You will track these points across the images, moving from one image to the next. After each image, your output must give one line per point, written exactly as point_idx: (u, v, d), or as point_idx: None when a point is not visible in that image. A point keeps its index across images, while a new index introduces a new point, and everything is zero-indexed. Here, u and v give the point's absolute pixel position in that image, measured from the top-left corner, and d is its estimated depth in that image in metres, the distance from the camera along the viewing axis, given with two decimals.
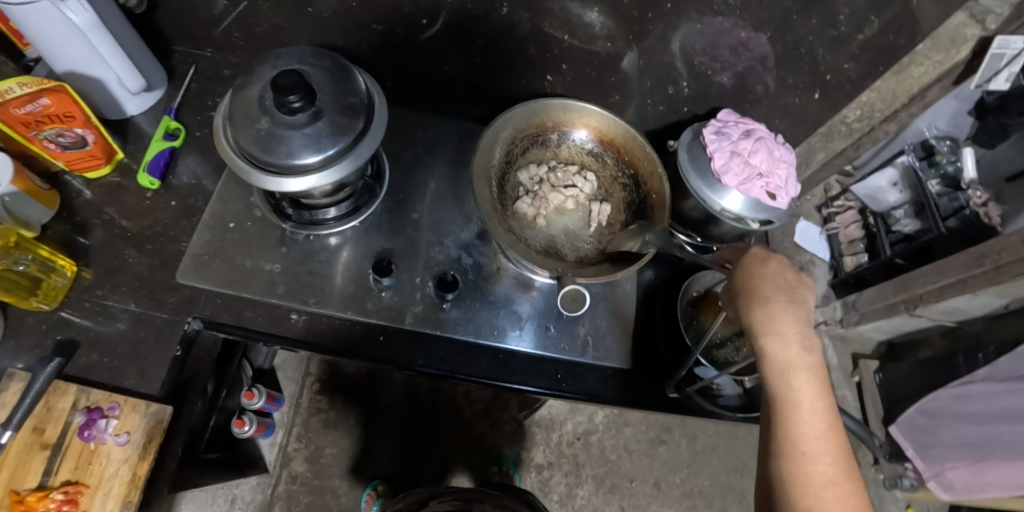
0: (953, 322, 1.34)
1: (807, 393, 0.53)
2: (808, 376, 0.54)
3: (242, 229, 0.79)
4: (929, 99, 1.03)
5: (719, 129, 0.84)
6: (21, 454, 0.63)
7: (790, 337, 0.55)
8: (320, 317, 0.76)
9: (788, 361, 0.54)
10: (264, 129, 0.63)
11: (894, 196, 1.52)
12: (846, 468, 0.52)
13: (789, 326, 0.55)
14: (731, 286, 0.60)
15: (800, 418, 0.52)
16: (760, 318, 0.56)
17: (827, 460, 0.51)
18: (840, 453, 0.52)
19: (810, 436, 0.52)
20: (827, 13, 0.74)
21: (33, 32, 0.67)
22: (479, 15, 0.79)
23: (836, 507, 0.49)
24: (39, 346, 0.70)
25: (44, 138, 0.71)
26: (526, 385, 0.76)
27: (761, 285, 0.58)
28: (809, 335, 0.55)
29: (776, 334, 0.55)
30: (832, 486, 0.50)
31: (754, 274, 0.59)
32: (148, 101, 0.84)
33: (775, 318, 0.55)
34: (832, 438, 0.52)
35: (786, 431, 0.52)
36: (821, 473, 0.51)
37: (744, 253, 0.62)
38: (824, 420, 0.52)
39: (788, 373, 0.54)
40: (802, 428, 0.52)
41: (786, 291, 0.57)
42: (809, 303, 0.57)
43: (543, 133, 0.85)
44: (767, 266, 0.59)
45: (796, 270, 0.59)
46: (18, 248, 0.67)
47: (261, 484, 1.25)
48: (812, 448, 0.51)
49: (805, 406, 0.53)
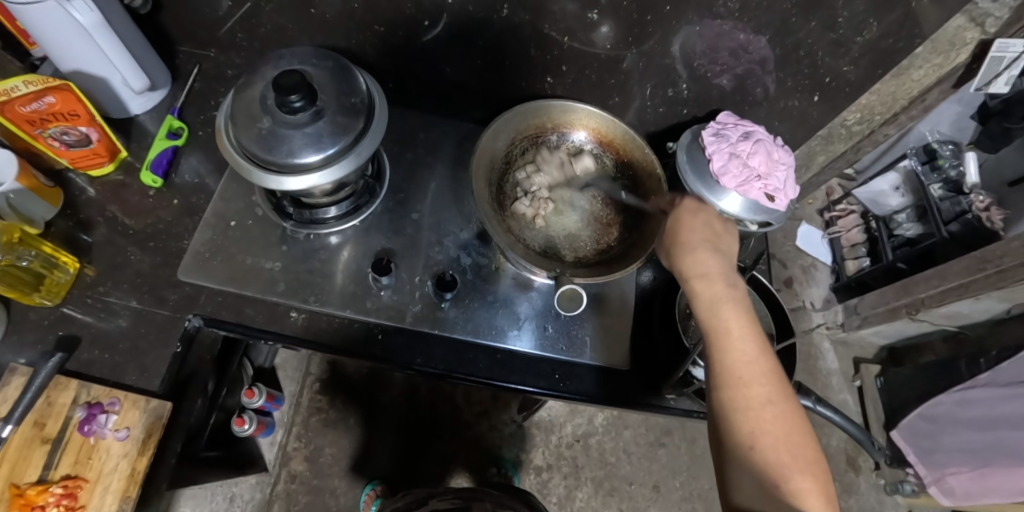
0: (955, 326, 1.34)
1: (735, 322, 0.57)
2: (735, 307, 0.58)
3: (243, 228, 0.79)
4: (930, 102, 1.03)
5: (718, 131, 0.85)
6: (22, 448, 0.63)
7: (715, 276, 0.60)
8: (320, 316, 0.77)
9: (716, 295, 0.59)
10: (266, 128, 0.64)
11: (896, 200, 1.48)
12: (782, 388, 0.54)
13: (713, 267, 0.61)
14: (664, 244, 0.67)
15: (732, 345, 0.56)
16: (688, 263, 0.62)
17: (761, 381, 0.54)
18: (774, 373, 0.55)
19: (743, 361, 0.55)
20: (826, 16, 0.74)
21: (40, 32, 0.68)
22: (480, 17, 0.80)
23: (774, 424, 0.52)
24: (41, 342, 0.70)
25: (48, 136, 0.72)
26: (524, 385, 0.76)
27: (689, 236, 0.65)
28: (732, 274, 0.61)
29: (702, 275, 0.61)
30: (766, 398, 0.53)
31: (683, 227, 0.67)
32: (152, 101, 0.85)
33: (701, 261, 0.62)
34: (764, 361, 0.55)
35: (722, 359, 0.56)
36: (757, 394, 0.53)
37: (676, 206, 0.70)
38: (754, 345, 0.56)
39: (717, 306, 0.58)
40: (734, 353, 0.56)
41: (710, 240, 0.64)
42: (731, 250, 0.64)
43: (543, 134, 0.86)
44: (695, 220, 0.67)
45: (720, 224, 0.67)
46: (22, 244, 0.68)
47: (260, 482, 1.26)
48: (747, 372, 0.54)
49: (735, 334, 0.57)
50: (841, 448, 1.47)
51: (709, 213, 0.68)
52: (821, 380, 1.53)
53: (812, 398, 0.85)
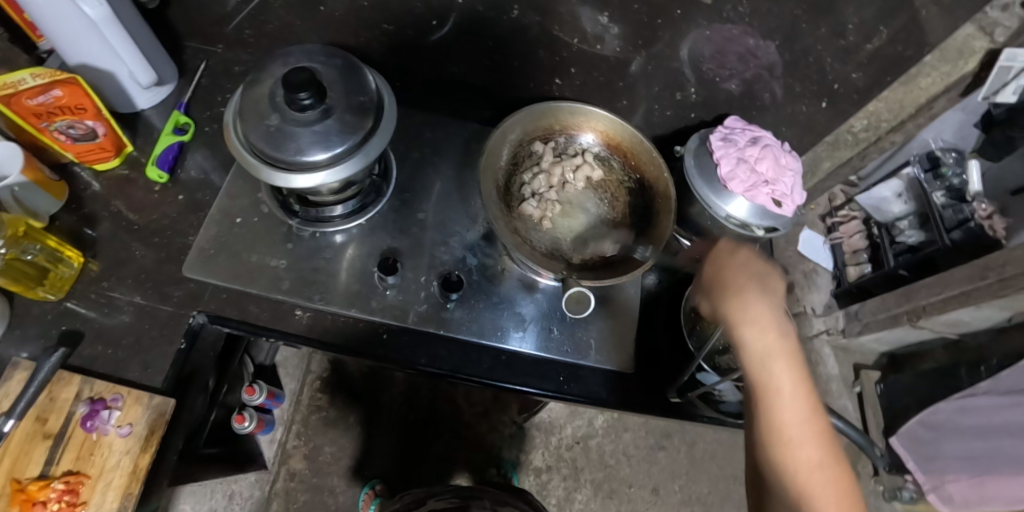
0: (955, 334, 1.34)
1: (787, 379, 0.52)
2: (786, 361, 0.53)
3: (249, 225, 0.79)
4: (935, 110, 1.04)
5: (725, 135, 0.84)
6: (23, 443, 0.63)
7: (765, 325, 0.55)
8: (324, 315, 0.77)
9: (766, 348, 0.54)
10: (274, 126, 0.64)
11: (898, 207, 1.50)
12: (833, 451, 0.51)
13: (762, 315, 0.55)
14: (705, 283, 0.60)
15: (783, 405, 0.52)
16: (733, 309, 0.56)
17: (813, 446, 0.51)
18: (824, 435, 0.52)
19: (795, 425, 0.51)
20: (835, 23, 0.74)
21: (48, 24, 0.67)
22: (490, 17, 0.80)
23: (828, 493, 0.49)
24: (44, 336, 0.70)
25: (55, 129, 0.72)
26: (528, 387, 0.76)
27: (734, 277, 0.58)
28: (783, 322, 0.55)
29: (751, 324, 0.55)
30: (819, 470, 0.50)
31: (727, 265, 0.59)
32: (159, 96, 0.85)
33: (749, 307, 0.55)
34: (814, 422, 0.52)
35: (771, 421, 0.52)
36: (808, 460, 0.50)
37: (715, 245, 0.62)
38: (806, 406, 0.52)
39: (768, 361, 0.53)
40: (786, 415, 0.51)
41: (758, 281, 0.57)
42: (780, 291, 0.57)
43: (551, 136, 0.86)
44: (740, 258, 0.59)
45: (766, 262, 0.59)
46: (27, 238, 0.68)
47: (260, 480, 1.25)
48: (799, 437, 0.51)
49: (787, 393, 0.52)
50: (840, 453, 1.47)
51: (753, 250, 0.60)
52: (821, 385, 1.53)
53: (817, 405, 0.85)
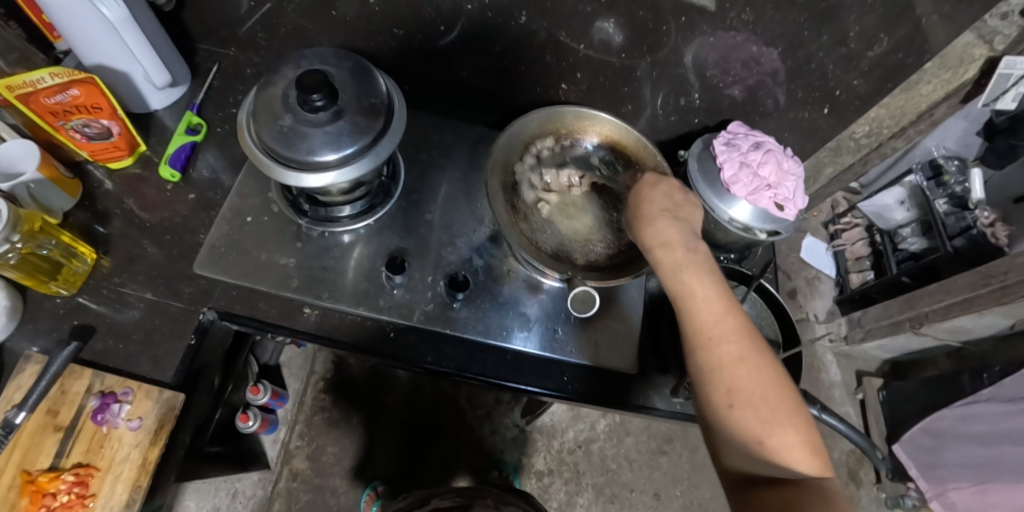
0: (959, 343, 1.35)
1: (700, 286, 0.55)
2: (697, 271, 0.56)
3: (259, 224, 0.80)
4: (937, 117, 1.05)
5: (729, 140, 0.86)
6: (35, 434, 0.64)
7: (675, 243, 0.59)
8: (332, 314, 0.78)
9: (677, 262, 0.57)
10: (287, 126, 0.65)
11: (901, 214, 1.50)
12: (754, 344, 0.53)
13: (672, 234, 0.59)
14: (627, 213, 0.65)
15: (696, 308, 0.55)
16: (647, 233, 0.60)
17: (733, 341, 0.53)
18: (744, 332, 0.53)
19: (712, 327, 0.53)
20: (837, 31, 0.75)
21: (67, 25, 0.69)
22: (498, 23, 0.81)
23: (751, 384, 0.51)
24: (56, 330, 0.71)
25: (71, 128, 0.73)
26: (531, 386, 0.77)
27: (649, 208, 0.63)
28: (693, 239, 0.59)
29: (661, 244, 0.59)
30: (739, 363, 0.51)
31: (643, 199, 0.64)
32: (172, 97, 0.86)
33: (659, 229, 0.60)
34: (733, 321, 0.54)
35: (690, 325, 0.54)
36: (731, 355, 0.52)
37: (637, 180, 0.66)
38: (721, 306, 0.54)
39: (679, 272, 0.57)
40: (701, 317, 0.54)
41: (669, 210, 0.62)
42: (693, 218, 0.62)
43: (556, 140, 0.88)
44: (655, 191, 0.64)
45: (679, 190, 0.64)
46: (42, 233, 0.69)
47: (263, 479, 1.26)
48: (718, 338, 0.53)
49: (700, 298, 0.55)
50: (843, 460, 1.47)
51: (670, 183, 0.64)
52: (823, 392, 1.54)
53: (818, 407, 0.85)
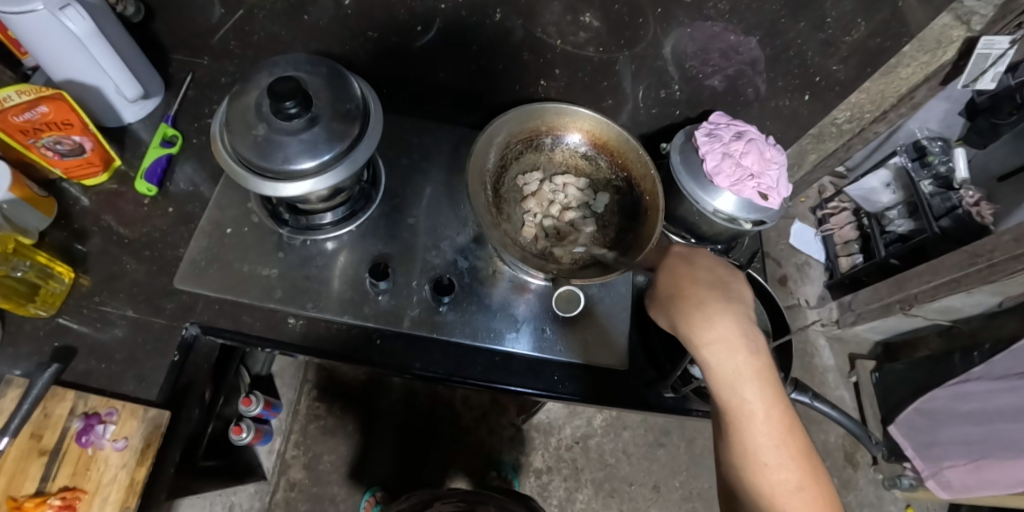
0: (949, 321, 1.35)
1: (756, 400, 0.54)
2: (756, 384, 0.54)
3: (239, 235, 0.79)
4: (918, 99, 1.04)
5: (711, 131, 0.85)
6: (18, 460, 0.62)
7: (736, 345, 0.55)
8: (317, 322, 0.77)
9: (736, 370, 0.55)
10: (261, 135, 0.64)
11: (887, 197, 1.51)
12: (808, 467, 0.53)
13: (730, 334, 0.55)
14: (666, 295, 0.60)
15: (753, 425, 0.54)
16: (701, 332, 0.56)
17: (786, 466, 0.53)
18: (799, 454, 0.53)
19: (764, 446, 0.53)
20: (815, 17, 0.74)
21: (33, 40, 0.67)
22: (473, 21, 0.80)
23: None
24: (37, 353, 0.70)
25: (42, 146, 0.71)
26: (523, 387, 0.76)
27: (698, 293, 0.58)
28: (754, 338, 0.56)
29: (718, 345, 0.55)
30: (791, 490, 0.52)
31: (689, 280, 0.60)
32: (146, 109, 0.85)
33: (714, 326, 0.56)
34: (789, 442, 0.54)
35: (743, 441, 0.54)
36: (785, 481, 0.52)
37: (668, 254, 0.64)
38: (776, 425, 0.54)
39: (738, 383, 0.54)
40: (757, 436, 0.53)
41: (723, 295, 0.58)
42: (747, 301, 0.59)
43: (537, 137, 0.86)
44: (699, 272, 0.60)
45: (726, 270, 0.61)
46: (17, 255, 0.68)
47: (259, 491, 1.23)
48: (772, 461, 0.53)
49: (757, 415, 0.54)
50: (839, 444, 1.49)
51: (710, 261, 0.62)
52: (817, 377, 1.54)
53: (809, 395, 0.88)
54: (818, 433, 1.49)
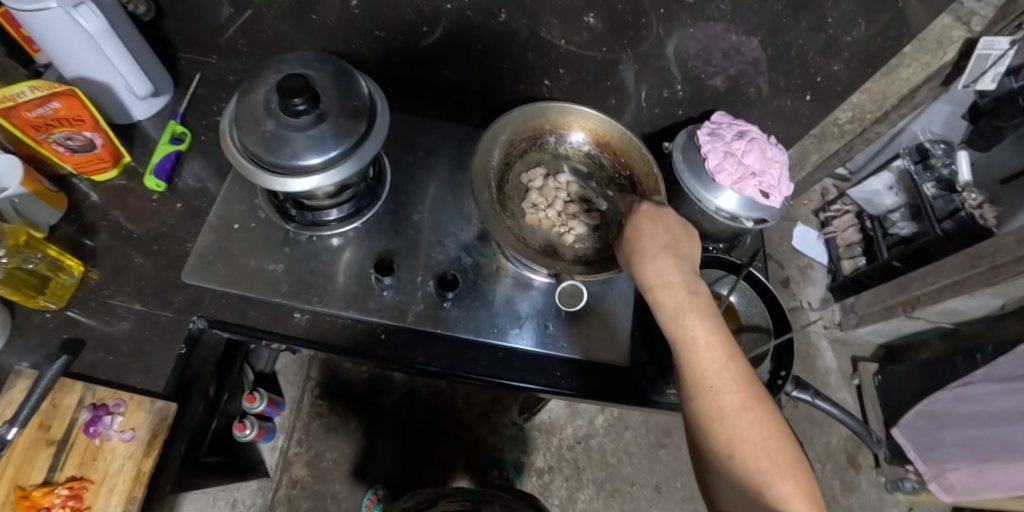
0: (951, 323, 1.35)
1: (700, 330, 0.55)
2: (698, 315, 0.56)
3: (246, 231, 0.80)
4: (919, 100, 1.05)
5: (713, 130, 0.86)
6: (26, 450, 0.63)
7: (676, 283, 0.57)
8: (323, 316, 0.78)
9: (678, 304, 0.56)
10: (269, 131, 0.65)
11: (890, 199, 1.52)
12: (756, 393, 0.52)
13: (671, 273, 0.58)
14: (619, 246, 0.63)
15: (700, 356, 0.54)
16: (648, 272, 0.59)
17: (734, 391, 0.52)
18: (746, 380, 0.53)
19: (712, 373, 0.53)
20: (816, 17, 0.75)
21: (45, 38, 0.68)
22: (478, 21, 0.81)
23: (753, 433, 0.50)
24: (45, 345, 0.71)
25: (53, 141, 0.73)
26: (525, 382, 0.76)
27: (647, 241, 0.60)
28: (694, 279, 0.58)
29: (661, 284, 0.58)
30: (740, 414, 0.51)
31: (637, 229, 0.62)
32: (156, 106, 0.86)
33: (658, 268, 0.58)
34: (735, 368, 0.53)
35: (690, 371, 0.54)
36: (733, 405, 0.52)
37: (635, 212, 0.64)
38: (721, 353, 0.54)
39: (681, 315, 0.56)
40: (703, 363, 0.54)
41: (668, 241, 0.60)
42: (695, 255, 0.60)
43: (541, 136, 0.88)
44: (651, 220, 0.62)
45: (679, 225, 0.62)
46: (28, 247, 0.69)
47: (262, 488, 1.26)
48: (720, 387, 0.52)
49: (701, 343, 0.54)
50: (841, 446, 1.48)
51: (671, 218, 0.62)
52: (819, 379, 1.54)
53: (811, 392, 0.88)
54: (820, 435, 1.48)
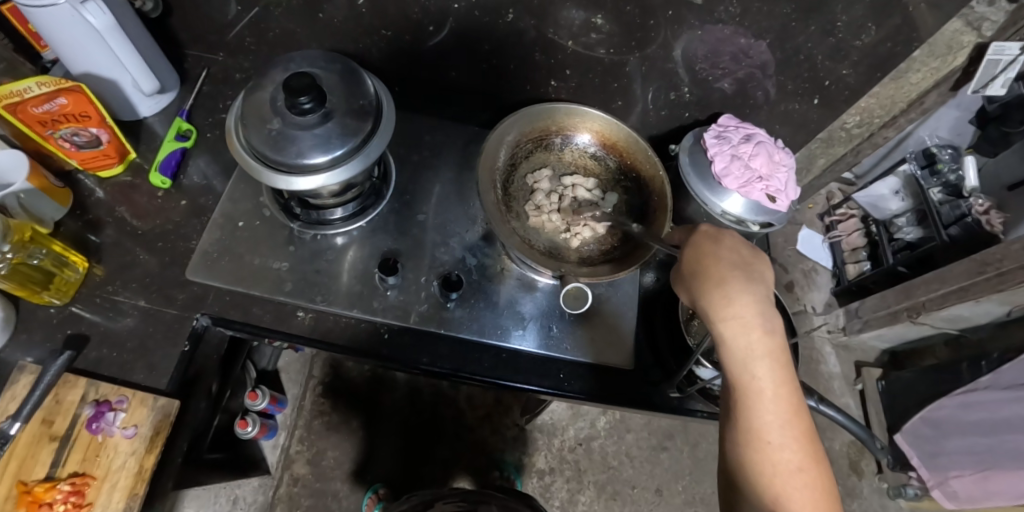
0: (957, 330, 1.34)
1: (768, 379, 0.53)
2: (768, 362, 0.53)
3: (251, 229, 0.80)
4: (928, 105, 1.04)
5: (720, 133, 0.85)
6: (30, 445, 0.63)
7: (750, 322, 0.54)
8: (327, 316, 0.78)
9: (749, 347, 0.53)
10: (275, 130, 0.65)
11: (895, 204, 1.49)
12: (811, 452, 0.52)
13: (746, 311, 0.54)
14: (684, 267, 0.59)
15: (762, 405, 0.52)
16: (718, 304, 0.55)
17: (790, 447, 0.51)
18: (804, 438, 0.52)
19: (771, 425, 0.51)
20: (825, 20, 0.74)
21: (53, 34, 0.68)
22: (486, 22, 0.81)
23: (803, 493, 0.49)
24: (49, 340, 0.71)
25: (59, 137, 0.73)
26: (529, 384, 0.76)
27: (719, 267, 0.56)
28: (769, 318, 0.55)
29: (734, 320, 0.54)
30: (794, 471, 0.50)
31: (710, 254, 0.57)
32: (162, 103, 0.86)
33: (733, 302, 0.54)
34: (796, 424, 0.52)
35: (747, 419, 0.52)
36: (788, 462, 0.51)
37: (694, 231, 0.60)
38: (784, 407, 0.52)
39: (750, 359, 0.53)
40: (765, 415, 0.52)
41: (743, 272, 0.56)
42: (765, 280, 0.57)
43: (547, 137, 0.87)
44: (722, 246, 0.58)
45: (750, 250, 0.58)
46: (33, 243, 0.69)
47: (263, 485, 1.26)
48: (777, 441, 0.51)
49: (767, 393, 0.52)
50: (844, 452, 1.48)
51: (735, 237, 0.59)
52: (823, 384, 1.53)
53: (814, 398, 0.87)
54: (822, 440, 1.48)
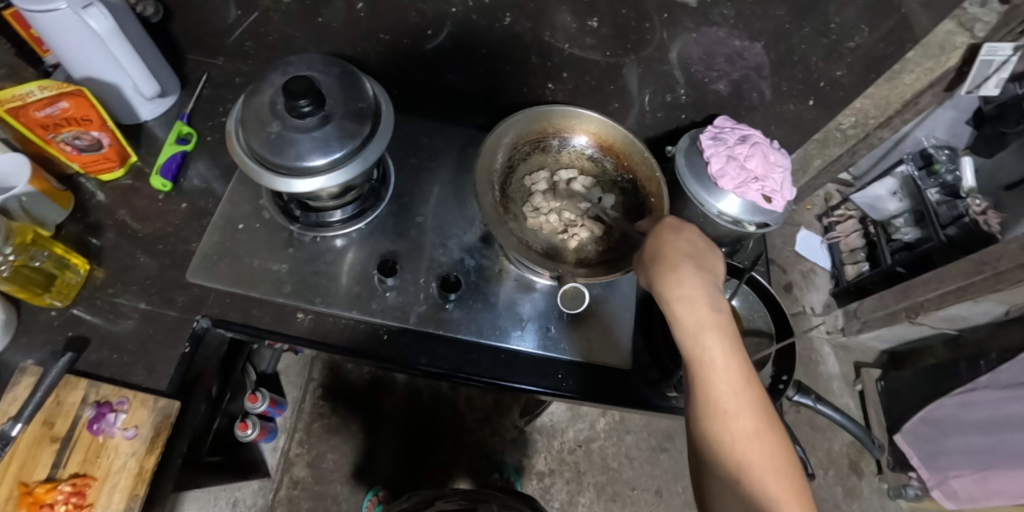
0: (954, 331, 1.34)
1: (719, 351, 0.55)
2: (717, 335, 0.56)
3: (251, 231, 0.81)
4: (923, 106, 1.05)
5: (715, 135, 0.86)
6: (31, 446, 0.64)
7: (699, 299, 0.58)
8: (326, 317, 0.78)
9: (698, 321, 0.57)
10: (275, 133, 0.66)
11: (893, 205, 1.51)
12: (767, 418, 0.53)
13: (694, 289, 0.58)
14: (642, 258, 0.64)
15: (715, 376, 0.54)
16: (668, 285, 0.59)
17: (746, 414, 0.53)
18: (759, 405, 0.54)
19: (726, 394, 0.53)
20: (819, 22, 0.75)
21: (55, 40, 0.69)
22: (483, 25, 0.82)
23: (762, 456, 0.51)
24: (50, 343, 0.71)
25: (61, 140, 0.73)
26: (527, 384, 0.77)
27: (671, 253, 0.62)
28: (716, 297, 0.59)
29: (684, 299, 0.58)
30: (751, 436, 0.52)
31: (665, 242, 0.63)
32: (162, 107, 0.87)
33: (682, 283, 0.59)
34: (750, 391, 0.54)
35: (705, 392, 0.54)
36: (744, 427, 0.52)
37: (659, 223, 0.67)
38: (737, 377, 0.54)
39: (700, 333, 0.56)
40: (719, 384, 0.54)
41: (693, 257, 0.61)
42: (717, 271, 0.61)
43: (545, 139, 0.88)
44: (679, 237, 0.64)
45: (703, 240, 0.64)
46: (35, 245, 0.69)
47: (263, 488, 1.26)
48: (733, 408, 0.53)
49: (719, 363, 0.55)
50: (844, 452, 1.48)
51: (692, 232, 0.64)
52: (822, 384, 1.54)
53: (812, 398, 0.90)
54: (822, 441, 1.48)
